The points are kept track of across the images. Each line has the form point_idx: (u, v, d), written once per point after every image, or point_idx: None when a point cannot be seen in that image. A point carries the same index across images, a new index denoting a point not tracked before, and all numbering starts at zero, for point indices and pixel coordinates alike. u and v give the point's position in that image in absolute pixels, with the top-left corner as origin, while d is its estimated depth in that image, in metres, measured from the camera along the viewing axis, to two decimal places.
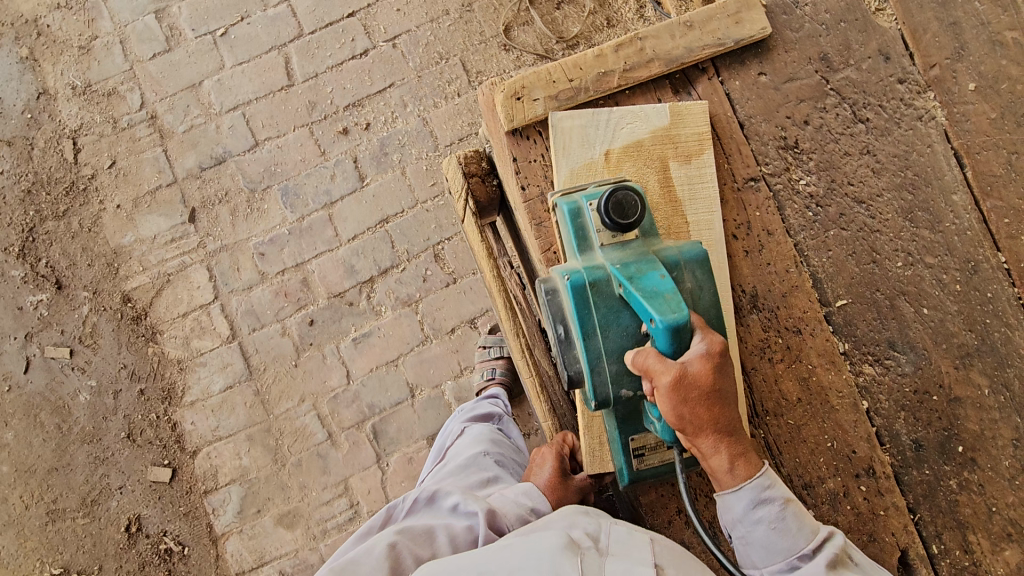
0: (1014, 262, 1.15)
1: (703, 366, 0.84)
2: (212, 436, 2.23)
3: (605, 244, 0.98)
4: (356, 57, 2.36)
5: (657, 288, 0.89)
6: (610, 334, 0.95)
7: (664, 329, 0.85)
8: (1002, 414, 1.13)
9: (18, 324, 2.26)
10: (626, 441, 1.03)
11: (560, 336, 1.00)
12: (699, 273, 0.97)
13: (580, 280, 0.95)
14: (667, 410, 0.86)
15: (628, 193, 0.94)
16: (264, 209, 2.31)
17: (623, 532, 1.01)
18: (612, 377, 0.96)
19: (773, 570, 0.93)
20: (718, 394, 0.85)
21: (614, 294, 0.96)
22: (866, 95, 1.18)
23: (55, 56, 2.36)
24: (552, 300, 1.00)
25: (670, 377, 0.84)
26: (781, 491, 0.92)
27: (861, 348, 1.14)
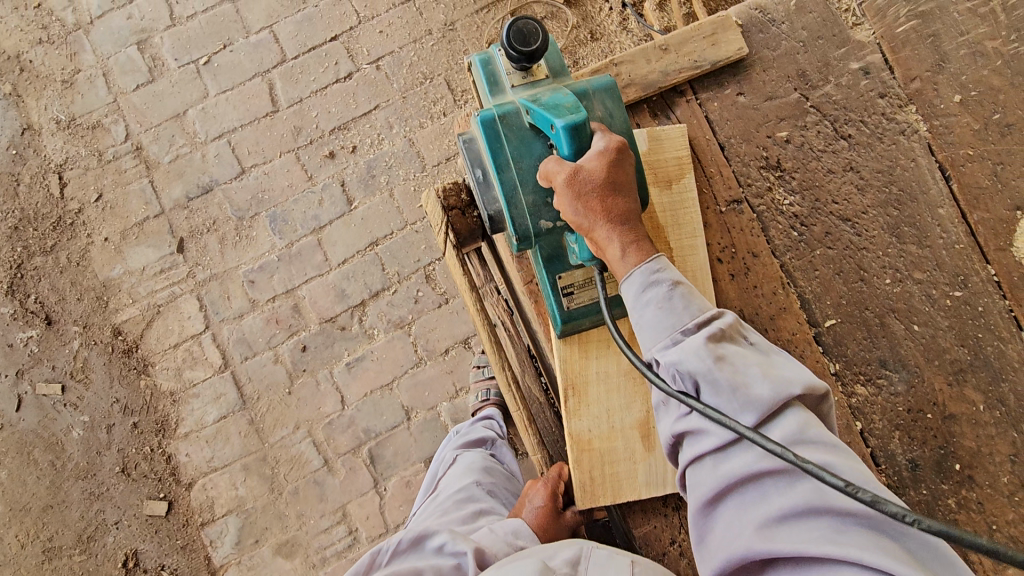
0: (1004, 274, 1.14)
1: (597, 158, 0.90)
2: (207, 467, 2.21)
3: (515, 82, 1.12)
4: (340, 80, 2.35)
5: (557, 102, 0.99)
6: (523, 164, 1.04)
7: (564, 132, 0.93)
8: (998, 429, 1.10)
9: (9, 361, 2.25)
10: (555, 280, 1.08)
11: (478, 177, 1.10)
12: (607, 102, 1.06)
13: (491, 115, 1.05)
14: (568, 207, 0.90)
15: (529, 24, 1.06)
16: (253, 236, 2.29)
17: (604, 555, 0.99)
18: (529, 208, 1.03)
19: (659, 353, 0.84)
20: (611, 183, 0.89)
21: (525, 125, 1.05)
22: (847, 111, 1.17)
23: (38, 91, 2.35)
24: (471, 146, 1.11)
25: (565, 174, 0.90)
26: (671, 272, 0.87)
27: (853, 368, 1.13)
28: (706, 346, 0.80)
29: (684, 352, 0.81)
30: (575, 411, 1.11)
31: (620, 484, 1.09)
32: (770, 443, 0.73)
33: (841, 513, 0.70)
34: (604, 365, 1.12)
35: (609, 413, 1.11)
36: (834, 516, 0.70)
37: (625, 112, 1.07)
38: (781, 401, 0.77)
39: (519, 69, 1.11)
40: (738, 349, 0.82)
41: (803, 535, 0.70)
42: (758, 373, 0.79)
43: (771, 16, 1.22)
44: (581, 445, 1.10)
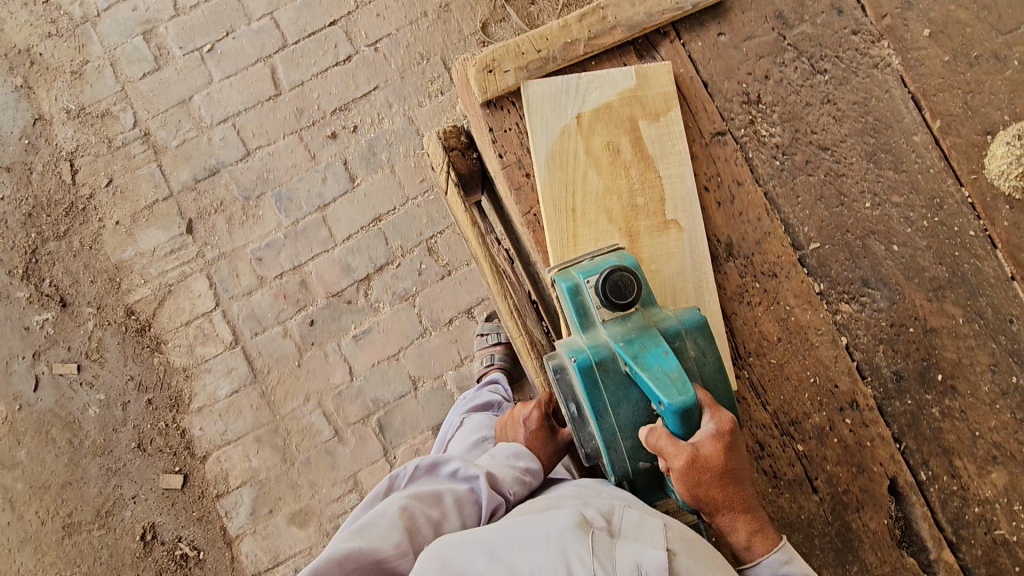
0: (977, 196, 1.20)
1: (713, 447, 0.94)
2: (221, 440, 2.27)
3: (606, 318, 1.03)
4: (339, 63, 2.43)
5: (662, 369, 0.96)
6: (622, 412, 1.02)
7: (673, 411, 0.94)
8: (977, 340, 1.17)
9: (26, 344, 2.31)
10: (649, 496, 1.14)
11: (574, 413, 1.07)
12: (699, 339, 1.03)
13: (587, 361, 1.02)
14: (684, 490, 0.97)
15: (625, 273, 1.00)
16: (260, 215, 2.37)
17: (636, 515, 1.02)
18: (629, 452, 1.03)
19: None
20: (729, 472, 0.95)
21: (621, 371, 1.02)
22: (822, 48, 1.24)
23: (48, 82, 2.43)
24: (563, 377, 1.07)
25: (682, 462, 0.94)
26: (796, 560, 0.99)
27: (837, 287, 1.19)
28: None
29: None
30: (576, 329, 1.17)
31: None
32: None
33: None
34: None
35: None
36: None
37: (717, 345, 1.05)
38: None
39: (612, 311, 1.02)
40: None
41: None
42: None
43: None
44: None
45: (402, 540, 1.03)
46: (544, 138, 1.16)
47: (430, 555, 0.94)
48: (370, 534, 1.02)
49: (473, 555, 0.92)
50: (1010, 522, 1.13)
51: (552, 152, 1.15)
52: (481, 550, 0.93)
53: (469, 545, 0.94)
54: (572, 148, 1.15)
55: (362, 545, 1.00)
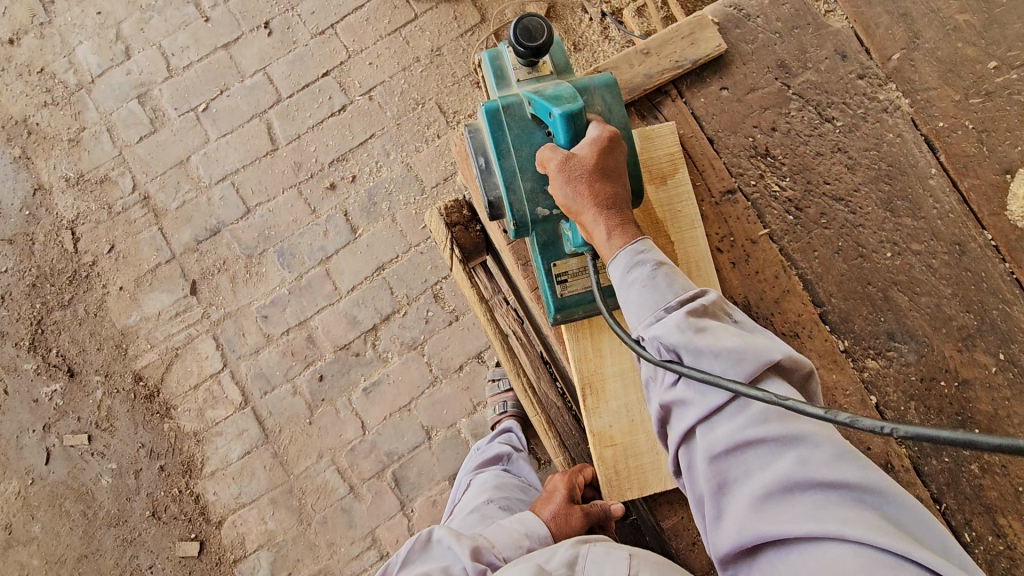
0: (1000, 238, 1.16)
1: (590, 147, 0.91)
2: (236, 503, 2.23)
3: (521, 78, 1.14)
4: (335, 113, 2.42)
5: (558, 93, 0.99)
6: (523, 153, 1.01)
7: (563, 119, 0.93)
8: (1013, 390, 1.12)
9: (35, 416, 2.28)
10: (549, 267, 1.07)
11: (482, 166, 1.06)
12: (608, 97, 1.06)
13: (494, 105, 1.02)
14: (559, 192, 0.91)
15: (535, 21, 1.07)
16: (263, 272, 2.35)
17: (601, 552, 1.00)
18: (527, 195, 1.01)
19: (643, 329, 0.85)
20: (601, 172, 0.90)
21: (527, 116, 1.03)
22: (829, 95, 1.20)
23: (47, 152, 2.43)
24: (476, 137, 1.07)
25: (557, 161, 0.91)
26: (654, 254, 0.88)
27: (862, 344, 1.14)
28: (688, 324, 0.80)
29: (664, 328, 0.82)
30: (597, 404, 1.10)
31: (645, 471, 1.08)
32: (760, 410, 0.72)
33: (827, 482, 0.69)
34: (620, 357, 1.10)
35: (628, 407, 1.10)
36: (815, 486, 0.70)
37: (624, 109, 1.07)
38: (760, 362, 0.77)
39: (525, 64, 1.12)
40: (721, 324, 0.81)
41: (789, 509, 0.70)
42: (735, 340, 0.79)
43: (746, 12, 1.25)
44: (603, 436, 1.09)
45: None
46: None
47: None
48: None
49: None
50: None
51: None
52: None
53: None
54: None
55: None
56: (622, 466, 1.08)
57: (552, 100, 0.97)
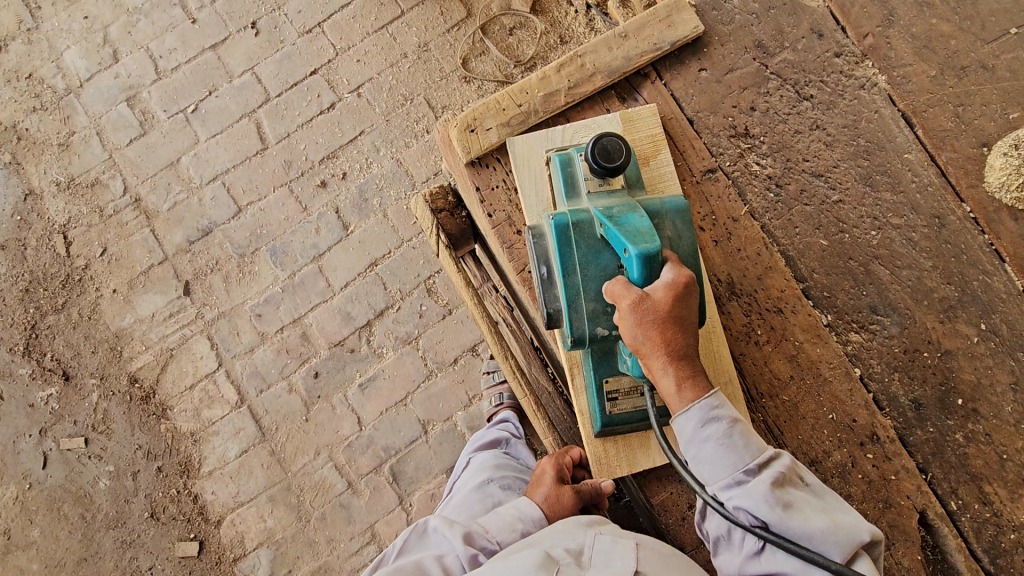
0: (979, 210, 1.18)
1: (666, 293, 0.88)
2: (234, 502, 2.24)
3: (593, 190, 1.04)
4: (324, 111, 2.43)
5: (634, 224, 0.95)
6: (590, 273, 0.99)
7: (638, 258, 0.90)
8: (994, 359, 1.14)
9: (31, 421, 2.28)
10: (601, 382, 1.08)
11: (544, 275, 1.04)
12: (679, 223, 1.02)
13: (564, 221, 1.01)
14: (626, 334, 0.89)
15: (614, 138, 0.99)
16: (256, 271, 2.35)
17: (607, 541, 1.03)
18: (589, 314, 0.99)
19: (722, 490, 0.92)
20: (676, 319, 0.88)
21: (596, 235, 1.01)
22: (806, 73, 1.22)
23: (37, 157, 2.43)
24: (540, 242, 1.06)
25: (630, 300, 0.89)
26: (731, 411, 0.92)
27: (844, 318, 1.16)
28: (770, 494, 0.88)
29: (748, 497, 0.89)
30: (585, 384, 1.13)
31: (633, 446, 1.11)
32: None
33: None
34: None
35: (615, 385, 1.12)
36: None
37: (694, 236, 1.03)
38: (842, 544, 0.87)
39: (599, 177, 1.02)
40: (798, 494, 0.91)
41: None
42: (817, 519, 0.88)
43: None
44: (590, 415, 1.12)
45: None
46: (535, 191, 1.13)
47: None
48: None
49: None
50: None
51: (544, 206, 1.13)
52: None
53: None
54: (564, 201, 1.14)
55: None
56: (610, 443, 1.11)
57: (627, 235, 0.93)
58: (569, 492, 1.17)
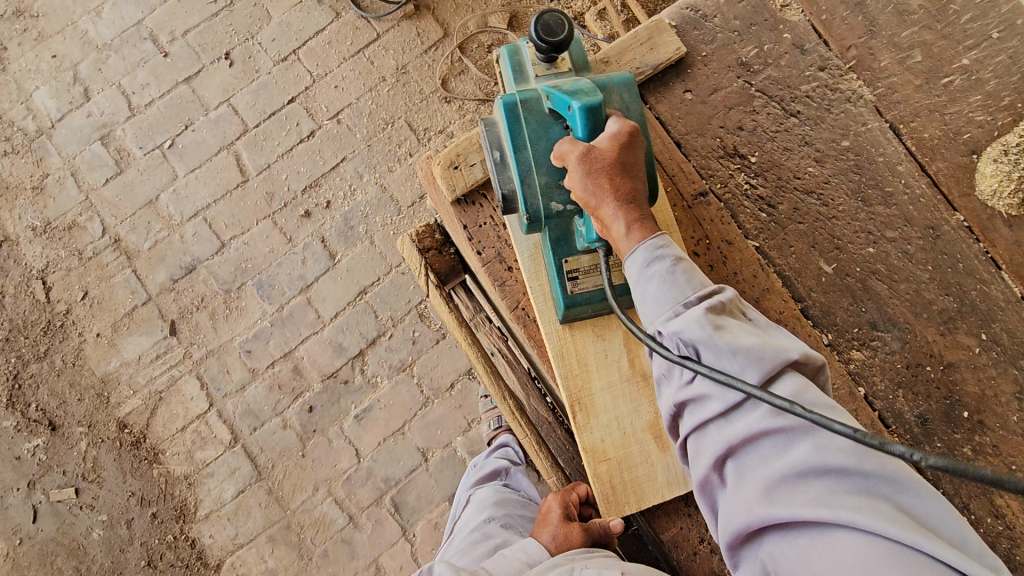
0: (972, 219, 1.18)
1: (610, 141, 0.88)
2: (233, 545, 2.18)
3: (540, 73, 1.08)
4: (303, 140, 2.39)
5: (578, 89, 0.95)
6: (541, 147, 0.97)
7: (582, 111, 0.90)
8: (998, 369, 1.13)
9: (19, 474, 2.21)
10: (560, 262, 1.03)
11: (496, 159, 1.02)
12: (626, 95, 1.03)
13: (512, 99, 0.99)
14: (578, 187, 0.88)
15: (555, 16, 1.01)
16: (243, 306, 2.31)
17: (594, 574, 0.98)
18: (542, 188, 0.97)
19: (660, 324, 0.80)
20: (622, 165, 0.87)
21: (544, 110, 0.99)
22: (791, 89, 1.20)
23: (11, 202, 2.37)
24: (491, 130, 1.04)
25: (577, 154, 0.88)
26: (674, 250, 0.84)
27: (846, 335, 1.14)
28: (705, 318, 0.76)
29: (681, 323, 0.77)
30: (587, 420, 1.06)
31: (641, 483, 1.05)
32: (779, 401, 0.69)
33: (839, 471, 0.66)
34: (606, 369, 1.07)
35: (619, 420, 1.06)
36: (832, 476, 0.66)
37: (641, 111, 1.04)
38: (780, 362, 0.73)
39: (545, 59, 1.07)
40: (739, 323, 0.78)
41: (801, 496, 0.66)
42: (755, 339, 0.75)
43: (702, 12, 1.25)
44: (595, 452, 1.05)
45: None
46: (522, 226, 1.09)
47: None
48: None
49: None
50: None
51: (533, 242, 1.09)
52: None
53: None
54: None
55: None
56: (617, 481, 1.05)
57: (569, 93, 0.94)
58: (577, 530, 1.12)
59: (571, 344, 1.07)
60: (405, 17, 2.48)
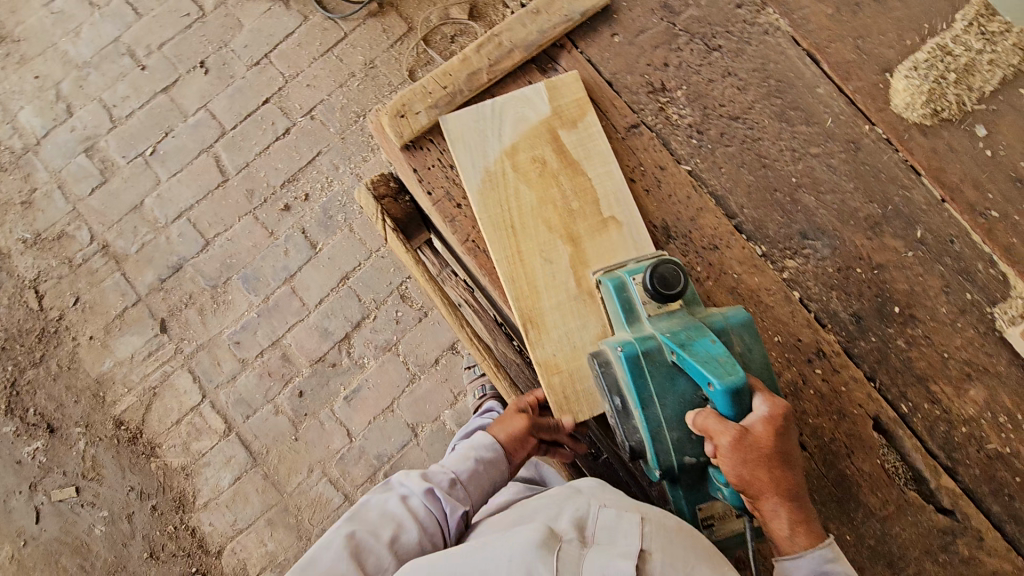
0: (891, 131, 1.25)
1: (766, 427, 0.91)
2: (232, 530, 2.23)
3: (653, 314, 1.04)
4: (280, 138, 2.49)
5: (710, 352, 0.95)
6: (667, 401, 1.00)
7: (723, 394, 0.91)
8: (923, 267, 1.22)
9: (20, 478, 2.26)
10: (695, 511, 1.07)
11: (619, 405, 1.04)
12: (746, 337, 1.03)
13: (633, 350, 1.01)
14: (729, 471, 0.91)
15: (672, 266, 1.01)
16: (230, 300, 2.38)
17: (611, 515, 1.03)
18: (675, 445, 0.99)
19: None
20: (778, 454, 0.91)
21: (667, 361, 1.01)
22: (712, 26, 1.29)
23: (1, 217, 2.45)
24: (608, 374, 1.05)
25: (729, 438, 0.91)
26: (841, 562, 0.93)
27: (778, 246, 1.22)
28: None
29: None
30: (540, 338, 1.13)
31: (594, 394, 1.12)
32: None
33: None
34: (555, 289, 1.14)
35: (570, 335, 1.13)
36: None
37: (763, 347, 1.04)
38: None
39: (657, 301, 1.03)
40: None
41: None
42: None
43: None
44: (550, 366, 1.12)
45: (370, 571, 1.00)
46: (471, 165, 1.19)
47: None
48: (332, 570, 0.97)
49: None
50: (999, 434, 1.17)
51: (481, 177, 1.18)
52: None
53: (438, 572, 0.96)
54: (499, 170, 1.18)
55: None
56: (571, 392, 1.12)
57: (701, 363, 0.94)
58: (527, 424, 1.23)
59: (521, 269, 1.15)
60: (370, 15, 2.59)
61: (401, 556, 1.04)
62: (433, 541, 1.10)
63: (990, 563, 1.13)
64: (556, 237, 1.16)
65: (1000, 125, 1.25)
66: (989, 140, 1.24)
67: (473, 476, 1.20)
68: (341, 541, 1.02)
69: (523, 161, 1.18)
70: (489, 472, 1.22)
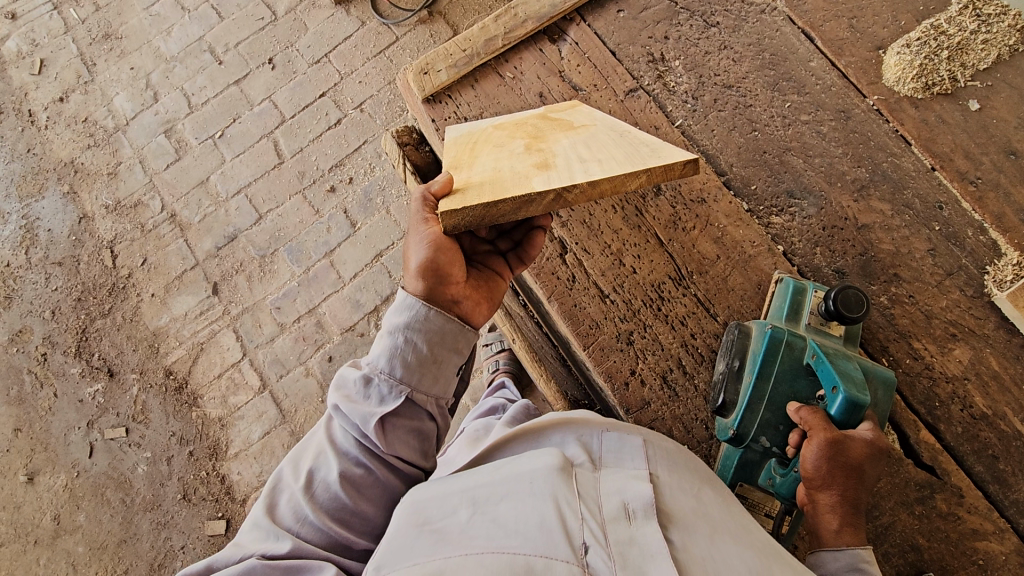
0: (882, 102, 1.30)
1: (863, 443, 0.93)
2: (258, 481, 2.38)
3: (813, 323, 1.12)
4: (332, 127, 2.74)
5: (850, 370, 1.01)
6: (780, 389, 1.07)
7: (844, 400, 0.97)
8: (910, 230, 1.24)
9: (81, 414, 2.51)
10: (735, 486, 1.11)
11: (734, 368, 1.11)
12: (881, 391, 1.05)
13: (781, 333, 1.08)
14: (808, 458, 0.94)
15: (860, 294, 1.07)
16: (275, 269, 2.61)
17: (615, 438, 0.94)
18: (762, 421, 1.06)
19: None
20: (863, 471, 0.93)
21: (801, 362, 1.07)
22: (712, 5, 1.41)
23: (90, 185, 2.80)
24: (742, 338, 1.13)
25: (825, 434, 0.94)
26: None
27: (764, 203, 1.29)
28: None
29: None
30: (463, 173, 0.95)
31: (506, 187, 0.83)
32: None
33: None
34: (497, 155, 1.00)
35: (498, 165, 0.94)
36: None
37: (889, 412, 1.06)
38: None
39: (826, 315, 1.11)
40: None
41: None
42: None
43: None
44: (458, 185, 0.91)
45: (288, 524, 0.95)
46: (455, 131, 1.23)
47: (414, 519, 0.79)
48: (253, 536, 0.94)
49: (454, 508, 0.80)
50: (985, 396, 1.15)
51: (459, 133, 1.20)
52: (461, 501, 0.81)
53: (447, 499, 0.82)
54: (479, 130, 1.19)
55: (255, 548, 0.92)
56: (474, 191, 0.85)
57: (841, 372, 0.99)
58: (427, 248, 1.01)
59: (467, 155, 1.05)
60: (420, 21, 2.83)
61: (321, 491, 0.97)
62: (360, 464, 0.99)
63: (970, 520, 1.12)
64: (515, 138, 1.07)
65: (993, 101, 1.26)
66: (982, 113, 1.26)
67: (393, 360, 1.02)
68: (258, 508, 0.98)
69: (505, 120, 1.19)
70: (414, 349, 1.02)
